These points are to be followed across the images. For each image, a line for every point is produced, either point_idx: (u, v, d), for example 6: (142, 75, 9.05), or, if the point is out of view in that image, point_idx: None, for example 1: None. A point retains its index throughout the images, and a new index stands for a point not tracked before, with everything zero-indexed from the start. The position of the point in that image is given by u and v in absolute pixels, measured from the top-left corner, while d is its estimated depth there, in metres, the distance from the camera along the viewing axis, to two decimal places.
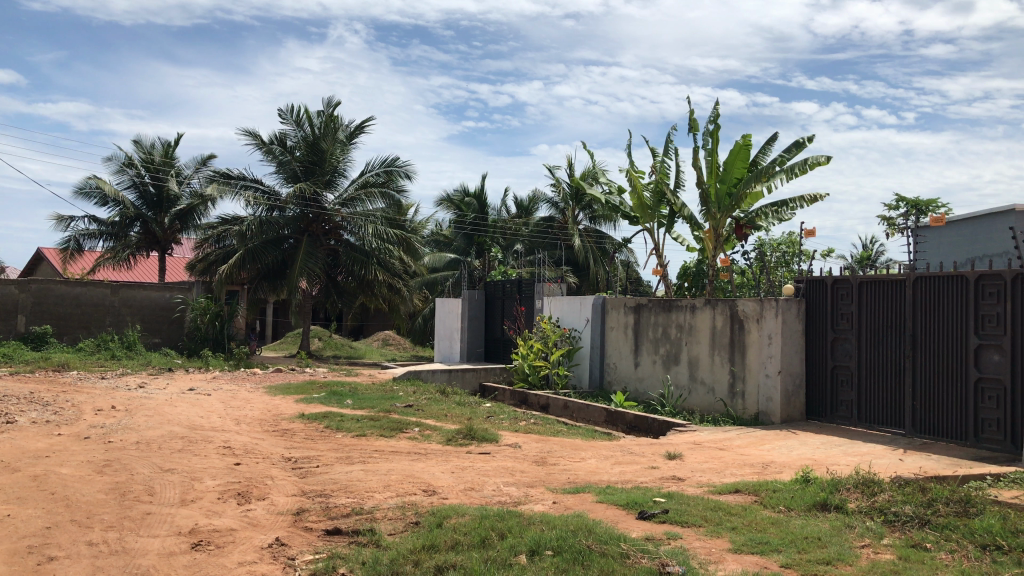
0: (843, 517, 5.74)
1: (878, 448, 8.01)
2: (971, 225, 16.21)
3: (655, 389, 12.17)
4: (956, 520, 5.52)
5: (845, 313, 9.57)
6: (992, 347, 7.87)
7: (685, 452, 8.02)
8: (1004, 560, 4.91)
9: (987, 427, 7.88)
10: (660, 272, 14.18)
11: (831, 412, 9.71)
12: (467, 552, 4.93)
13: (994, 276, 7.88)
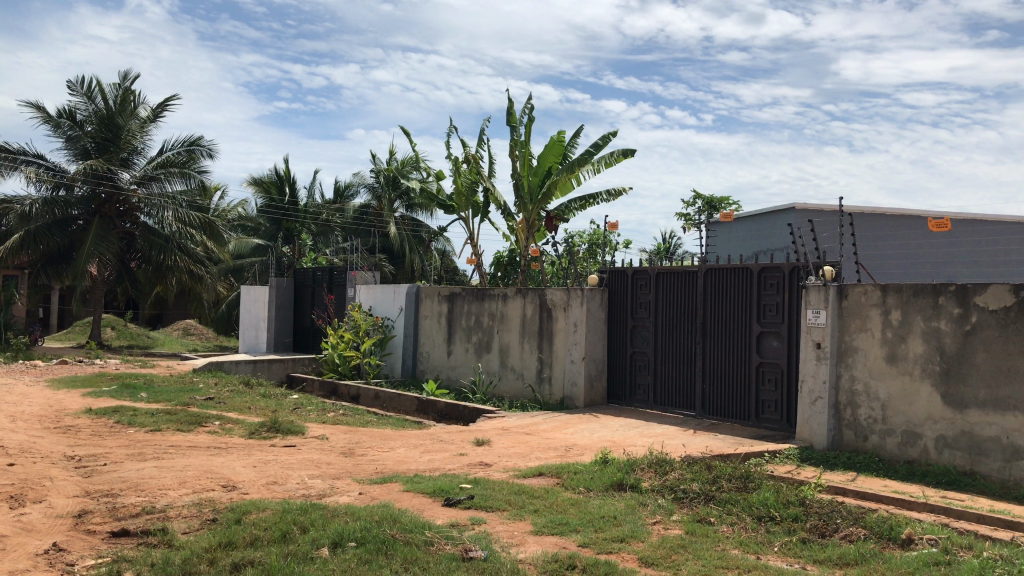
0: (637, 496, 6.06)
1: (671, 429, 8.50)
2: (757, 222, 17.56)
3: (466, 377, 12.33)
4: (737, 494, 5.95)
5: (644, 302, 10.08)
6: (772, 333, 8.55)
7: (492, 438, 8.16)
8: (776, 530, 5.40)
9: (767, 407, 8.57)
10: (474, 261, 14.34)
11: (630, 396, 10.21)
12: (267, 547, 4.78)
13: (774, 269, 8.56)
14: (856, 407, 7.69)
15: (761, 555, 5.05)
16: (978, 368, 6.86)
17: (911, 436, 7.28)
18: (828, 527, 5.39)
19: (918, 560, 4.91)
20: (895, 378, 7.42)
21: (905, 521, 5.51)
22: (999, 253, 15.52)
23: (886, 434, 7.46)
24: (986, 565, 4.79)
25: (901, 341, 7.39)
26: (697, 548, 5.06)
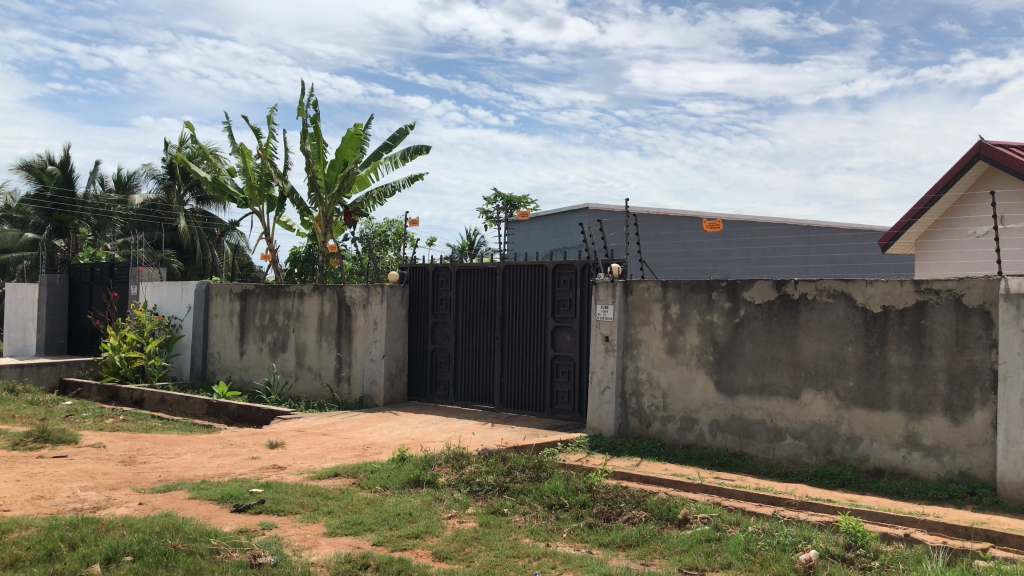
0: (433, 492, 6.10)
1: (468, 424, 8.62)
2: (552, 221, 18.23)
3: (261, 378, 11.90)
4: (530, 484, 6.14)
5: (445, 297, 10.17)
6: (565, 328, 8.88)
7: (287, 440, 7.93)
8: (565, 517, 5.63)
9: (561, 399, 8.89)
10: (270, 256, 13.85)
11: (430, 392, 10.27)
12: (29, 569, 4.38)
13: (568, 266, 8.89)
14: (640, 396, 8.14)
15: (550, 542, 5.23)
16: (746, 357, 7.47)
17: (688, 422, 7.80)
18: (613, 512, 5.68)
19: (692, 538, 5.28)
20: (675, 368, 7.92)
21: (682, 502, 5.89)
22: (765, 253, 17.09)
23: (666, 421, 7.94)
24: (750, 539, 5.23)
25: (680, 333, 7.90)
26: (489, 540, 5.16)
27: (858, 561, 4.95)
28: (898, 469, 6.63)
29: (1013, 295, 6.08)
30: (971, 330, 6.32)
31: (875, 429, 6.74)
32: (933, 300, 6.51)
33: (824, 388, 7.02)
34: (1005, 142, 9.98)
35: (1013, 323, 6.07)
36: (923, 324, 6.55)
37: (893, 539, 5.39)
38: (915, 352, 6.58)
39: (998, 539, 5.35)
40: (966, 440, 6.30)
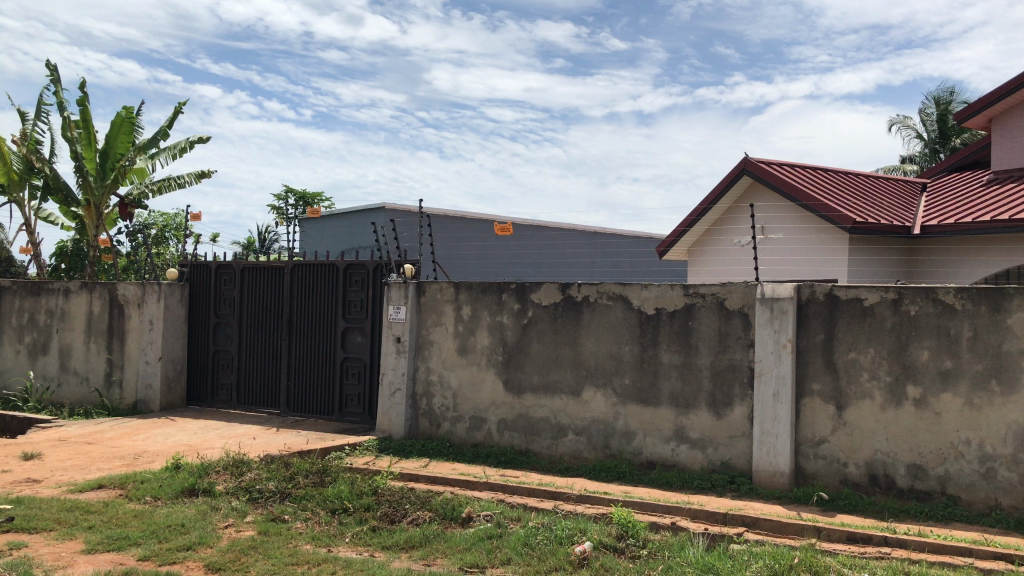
0: (209, 501, 5.81)
1: (252, 429, 8.30)
2: (344, 220, 17.99)
3: (16, 383, 10.86)
4: (313, 489, 6.00)
5: (228, 297, 9.73)
6: (356, 329, 8.75)
7: (45, 451, 7.27)
8: (348, 522, 5.55)
9: (349, 401, 8.75)
10: (30, 251, 12.67)
11: (211, 396, 9.79)
12: None
13: (359, 266, 8.78)
14: (431, 397, 8.18)
15: (332, 548, 5.13)
16: (532, 357, 7.69)
17: (477, 421, 7.92)
18: (397, 514, 5.66)
19: (474, 536, 5.36)
20: (464, 368, 8.02)
21: (466, 501, 5.98)
22: (555, 258, 17.77)
23: (455, 421, 8.03)
24: (529, 534, 5.38)
25: (470, 334, 8.01)
26: (267, 548, 4.98)
27: (628, 551, 5.24)
28: (668, 460, 7.06)
29: (767, 299, 6.66)
30: (733, 331, 6.86)
31: (648, 424, 7.16)
32: (699, 303, 7.01)
33: (604, 386, 7.36)
34: (766, 160, 10.93)
35: (767, 324, 6.65)
36: (692, 325, 7.03)
37: (661, 527, 5.74)
38: (684, 351, 7.05)
39: (752, 523, 5.85)
40: (727, 432, 6.84)
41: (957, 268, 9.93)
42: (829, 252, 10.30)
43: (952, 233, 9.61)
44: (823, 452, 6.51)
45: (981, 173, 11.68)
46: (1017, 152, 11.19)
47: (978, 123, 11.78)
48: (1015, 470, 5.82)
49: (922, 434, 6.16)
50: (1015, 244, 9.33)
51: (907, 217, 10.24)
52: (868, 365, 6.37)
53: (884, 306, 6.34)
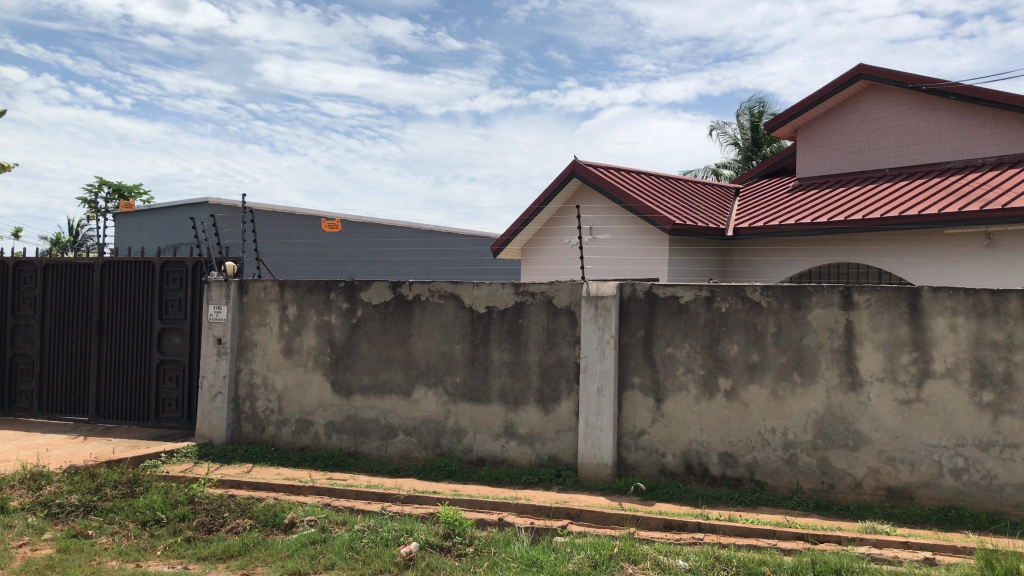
0: (1, 519, 5.35)
1: (56, 438, 7.71)
2: (163, 215, 17.06)
3: None
4: (121, 501, 5.64)
5: (28, 296, 9.00)
6: (173, 330, 8.31)
7: None
8: (160, 533, 5.25)
9: (166, 407, 8.29)
10: None
11: (9, 405, 9.02)
12: None
13: (177, 263, 8.35)
14: (254, 400, 7.88)
15: (141, 563, 4.83)
16: (361, 356, 7.56)
17: (304, 424, 7.70)
18: (215, 523, 5.41)
19: (297, 542, 5.19)
20: (290, 370, 7.78)
21: (289, 506, 5.79)
22: (388, 257, 17.61)
23: (281, 424, 7.78)
24: (354, 537, 5.28)
25: (296, 334, 7.78)
26: (67, 566, 4.63)
27: (454, 549, 5.24)
28: (497, 457, 7.14)
29: (592, 297, 6.85)
30: (560, 328, 7.02)
31: (478, 421, 7.20)
32: (528, 301, 7.12)
33: (434, 385, 7.34)
34: (594, 163, 11.27)
35: (592, 321, 6.84)
36: (520, 323, 7.13)
37: (487, 524, 5.78)
38: (513, 348, 7.14)
39: (577, 516, 5.99)
40: (554, 427, 6.98)
41: (768, 266, 10.78)
42: (652, 253, 10.72)
43: (761, 234, 10.29)
44: (643, 443, 6.77)
45: (787, 179, 12.56)
46: (818, 161, 12.11)
47: (785, 133, 12.66)
48: (814, 455, 6.29)
49: (733, 424, 6.52)
50: (818, 245, 10.25)
51: (722, 220, 10.85)
52: (684, 360, 6.68)
53: (699, 303, 6.67)
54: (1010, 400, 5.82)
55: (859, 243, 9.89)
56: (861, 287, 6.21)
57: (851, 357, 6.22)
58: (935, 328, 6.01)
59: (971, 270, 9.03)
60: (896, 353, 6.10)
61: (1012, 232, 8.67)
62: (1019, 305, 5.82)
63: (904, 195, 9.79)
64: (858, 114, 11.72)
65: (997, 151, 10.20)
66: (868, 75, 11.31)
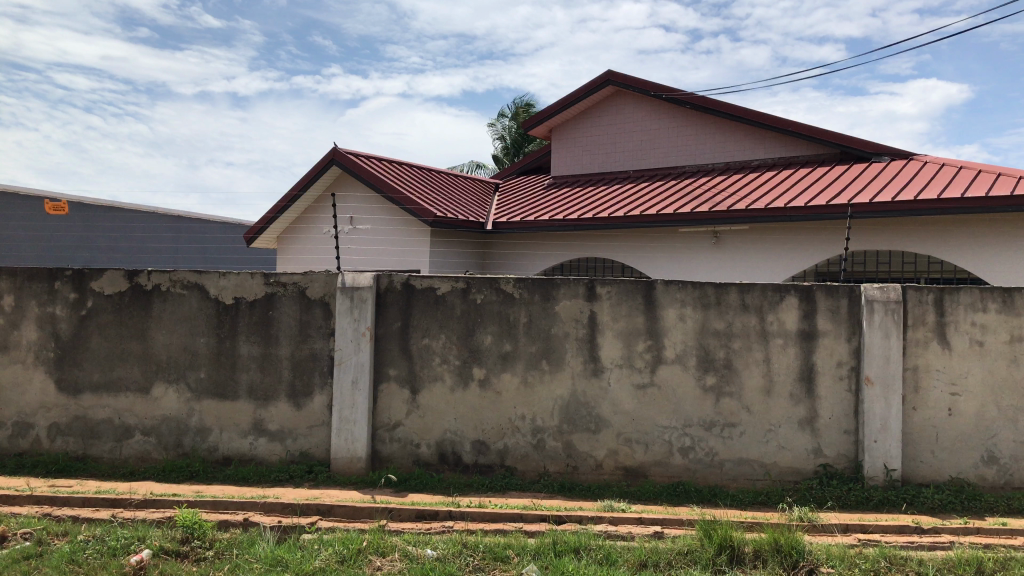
0: None
1: None
2: None
3: None
4: None
5: None
6: None
7: None
8: None
9: None
10: None
11: None
12: None
13: None
14: None
15: None
16: (92, 352, 6.95)
17: (23, 427, 6.97)
18: None
19: (6, 558, 4.67)
20: (5, 367, 7.03)
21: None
22: (128, 243, 16.38)
23: None
24: (76, 549, 4.84)
25: (14, 328, 7.01)
26: None
27: (191, 554, 4.94)
28: (245, 455, 6.83)
29: (348, 288, 6.71)
30: (313, 320, 6.82)
31: (224, 419, 6.85)
32: (281, 292, 6.86)
33: (175, 381, 6.89)
34: (354, 151, 11.07)
35: (347, 313, 6.70)
36: (272, 315, 6.86)
37: (230, 525, 5.51)
38: (263, 341, 6.86)
39: (327, 511, 5.86)
40: (307, 422, 6.79)
41: (523, 260, 11.16)
42: (411, 245, 10.76)
43: (517, 229, 10.61)
44: (397, 435, 6.75)
45: (542, 177, 13.07)
46: (570, 160, 12.70)
47: (540, 132, 13.15)
48: (560, 439, 6.59)
49: (485, 413, 6.67)
50: (569, 241, 10.76)
51: (480, 214, 11.08)
52: (440, 350, 6.74)
53: (455, 295, 6.74)
54: (729, 383, 6.42)
55: (605, 240, 10.49)
56: (603, 280, 6.56)
57: (594, 345, 6.57)
58: (667, 318, 6.48)
59: (701, 265, 9.98)
60: (634, 341, 6.52)
61: (737, 231, 9.73)
62: (737, 297, 6.42)
63: (647, 195, 10.52)
64: (607, 118, 12.42)
65: (725, 157, 11.26)
66: (616, 81, 12.00)
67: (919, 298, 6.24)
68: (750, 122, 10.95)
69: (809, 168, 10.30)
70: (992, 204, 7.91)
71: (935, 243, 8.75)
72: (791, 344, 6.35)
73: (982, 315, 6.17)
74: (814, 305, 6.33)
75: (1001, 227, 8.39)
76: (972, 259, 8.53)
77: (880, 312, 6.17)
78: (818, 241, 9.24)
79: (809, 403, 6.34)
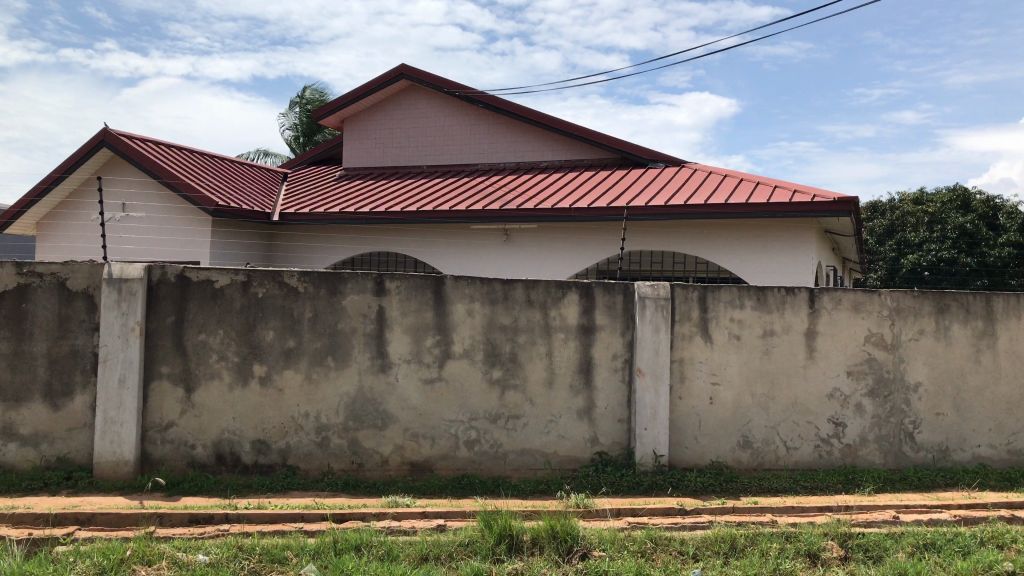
0: None
1: None
2: None
3: None
4: None
5: None
6: None
7: None
8: None
9: None
10: None
11: None
12: None
13: None
14: None
15: None
16: None
17: None
18: None
19: None
20: None
21: None
22: None
23: None
24: None
25: None
26: None
27: None
28: None
29: (114, 280, 6.23)
30: (75, 314, 6.29)
31: None
32: (35, 283, 6.28)
33: None
34: (126, 133, 10.30)
35: (113, 306, 6.22)
36: (25, 308, 6.28)
37: None
38: (15, 337, 6.27)
39: (87, 520, 5.43)
40: (65, 424, 6.26)
41: (312, 253, 10.88)
42: (191, 235, 10.21)
43: (305, 221, 10.30)
44: (170, 436, 6.37)
45: (334, 168, 12.81)
46: (363, 153, 12.51)
47: (332, 122, 12.86)
48: (345, 436, 6.48)
49: (266, 411, 6.44)
50: (360, 234, 10.61)
51: (267, 204, 10.70)
52: (218, 346, 6.42)
53: (234, 288, 6.43)
54: (514, 376, 6.59)
55: (397, 234, 10.45)
56: (392, 275, 6.51)
57: (381, 341, 6.51)
58: (454, 313, 6.55)
59: (491, 261, 10.16)
60: (421, 337, 6.53)
61: (525, 230, 10.01)
62: (522, 293, 6.59)
63: (438, 192, 10.57)
64: (401, 111, 12.35)
65: (515, 157, 11.56)
66: (410, 74, 11.94)
67: (686, 296, 6.68)
68: (539, 124, 11.29)
69: (593, 171, 10.79)
70: (751, 211, 8.64)
71: (703, 244, 9.42)
72: (571, 338, 6.61)
73: (741, 311, 6.72)
74: (593, 301, 6.63)
75: (759, 232, 9.18)
76: (734, 261, 9.27)
77: (651, 309, 6.56)
78: (599, 241, 9.70)
79: (587, 394, 6.63)
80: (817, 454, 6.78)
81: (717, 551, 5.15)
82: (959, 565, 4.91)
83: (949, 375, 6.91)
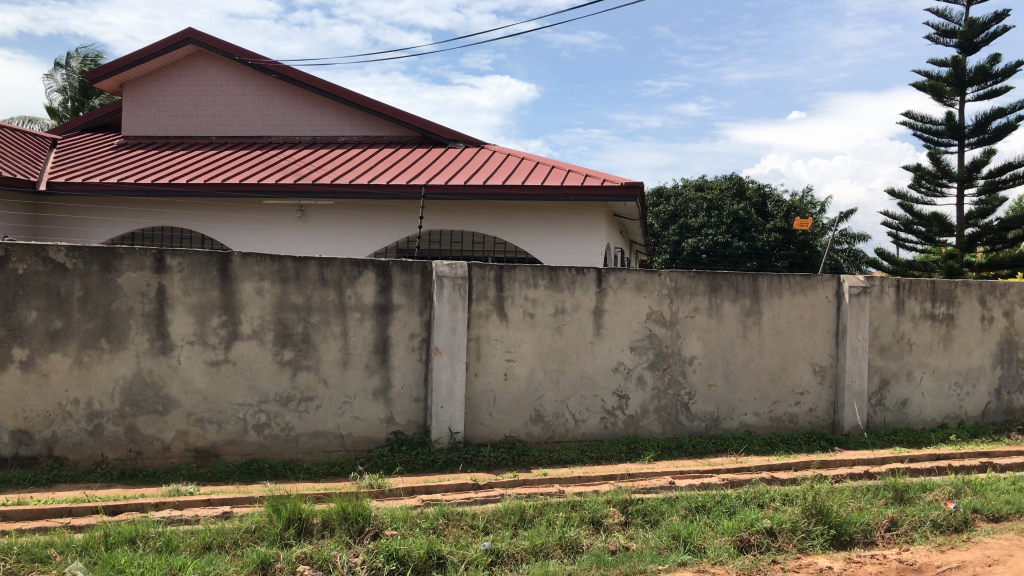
0: None
1: None
2: None
3: None
4: None
5: None
6: None
7: None
8: None
9: None
10: None
11: None
12: None
13: None
14: None
15: None
16: None
17: None
18: None
19: None
20: None
21: None
22: None
23: None
24: None
25: None
26: None
27: None
28: None
29: None
30: None
31: None
32: None
33: None
34: None
35: None
36: None
37: None
38: None
39: None
40: None
41: (85, 227, 10.05)
42: None
43: (76, 192, 9.47)
44: None
45: (112, 136, 11.86)
46: (143, 119, 11.66)
47: (108, 86, 11.84)
48: (121, 423, 6.05)
49: (28, 398, 5.88)
50: (140, 207, 9.92)
51: (32, 172, 9.75)
52: None
53: None
54: (307, 357, 6.41)
55: (182, 208, 9.85)
56: (174, 251, 6.11)
57: (161, 321, 6.11)
58: (243, 292, 6.25)
59: (285, 238, 9.82)
60: (206, 317, 6.20)
61: (321, 207, 9.76)
62: (317, 271, 6.40)
63: (228, 164, 10.06)
64: (187, 78, 11.59)
65: (312, 131, 11.26)
66: (197, 40, 11.19)
67: (483, 275, 6.76)
68: (337, 98, 11.05)
69: (392, 148, 10.71)
70: (545, 193, 8.88)
71: (500, 225, 9.58)
72: (366, 318, 6.51)
73: (535, 290, 6.89)
74: (390, 280, 6.55)
75: (553, 214, 9.46)
76: (529, 241, 9.50)
77: (448, 287, 6.57)
78: (397, 219, 9.64)
79: (383, 373, 6.58)
80: (603, 425, 7.12)
81: (506, 523, 5.27)
82: (725, 524, 5.31)
83: (721, 349, 7.45)
